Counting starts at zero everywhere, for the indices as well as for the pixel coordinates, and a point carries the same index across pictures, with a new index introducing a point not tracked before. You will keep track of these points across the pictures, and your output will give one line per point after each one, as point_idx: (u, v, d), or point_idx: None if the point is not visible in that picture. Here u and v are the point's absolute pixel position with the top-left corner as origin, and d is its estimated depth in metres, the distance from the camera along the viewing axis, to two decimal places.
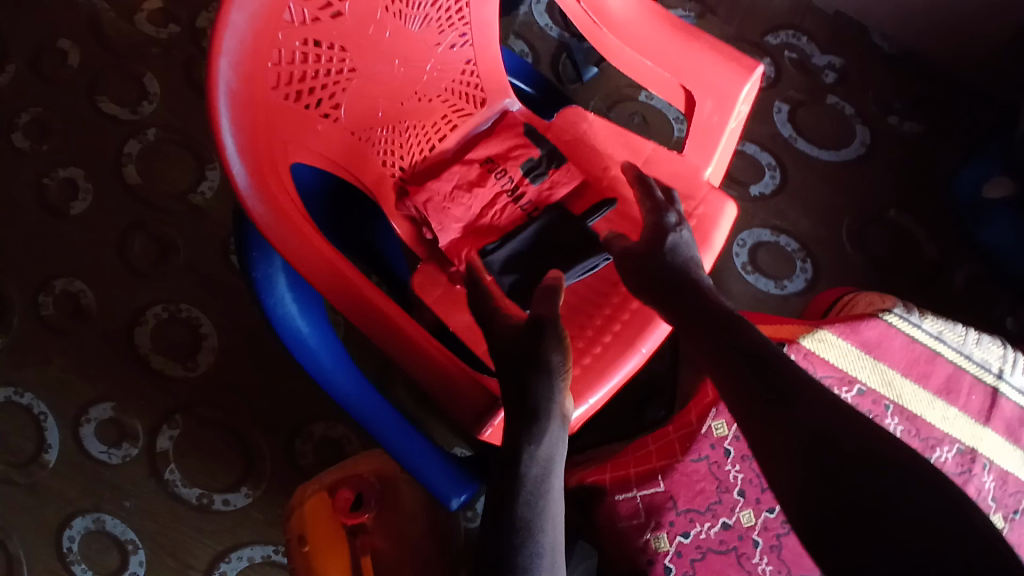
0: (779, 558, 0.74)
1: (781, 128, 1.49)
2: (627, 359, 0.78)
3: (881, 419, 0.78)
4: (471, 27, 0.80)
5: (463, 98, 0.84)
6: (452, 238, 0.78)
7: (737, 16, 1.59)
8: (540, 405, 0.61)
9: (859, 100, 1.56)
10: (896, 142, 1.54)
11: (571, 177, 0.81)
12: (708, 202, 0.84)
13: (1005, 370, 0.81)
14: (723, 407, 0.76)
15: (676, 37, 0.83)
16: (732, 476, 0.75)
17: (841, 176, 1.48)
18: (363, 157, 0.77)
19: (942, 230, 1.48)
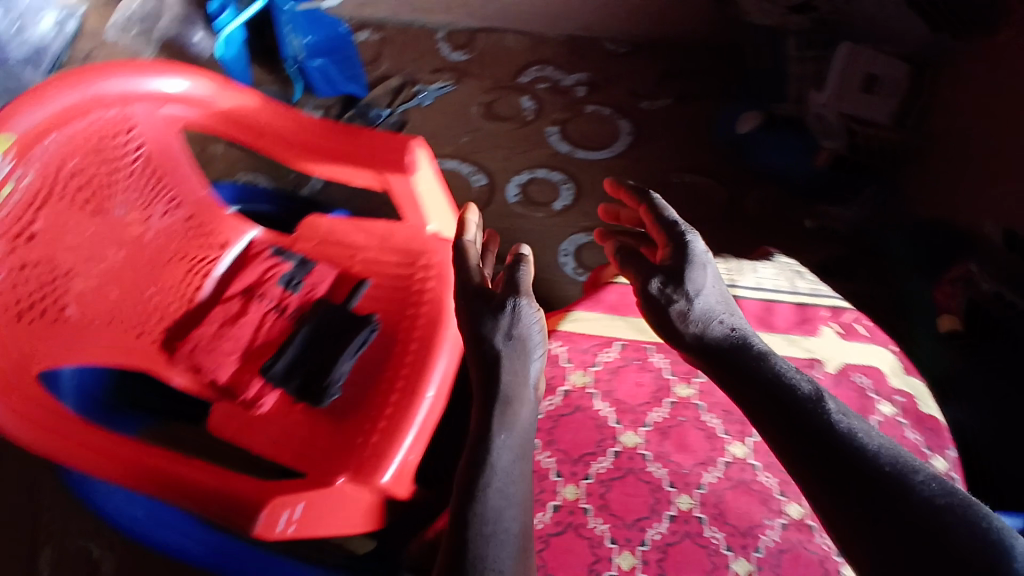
0: (611, 513, 0.81)
1: (560, 146, 1.71)
2: (417, 409, 0.89)
3: (647, 359, 0.96)
4: (173, 196, 1.12)
5: (199, 245, 1.12)
6: (230, 370, 1.00)
7: (487, 70, 1.80)
8: (510, 391, 0.75)
9: (612, 99, 1.80)
10: (655, 119, 1.78)
11: (323, 277, 1.07)
12: (432, 251, 1.05)
13: (735, 279, 1.01)
14: None
15: (338, 143, 1.07)
16: (546, 462, 0.86)
17: (622, 166, 1.70)
18: (123, 328, 1.02)
19: (721, 173, 1.72)
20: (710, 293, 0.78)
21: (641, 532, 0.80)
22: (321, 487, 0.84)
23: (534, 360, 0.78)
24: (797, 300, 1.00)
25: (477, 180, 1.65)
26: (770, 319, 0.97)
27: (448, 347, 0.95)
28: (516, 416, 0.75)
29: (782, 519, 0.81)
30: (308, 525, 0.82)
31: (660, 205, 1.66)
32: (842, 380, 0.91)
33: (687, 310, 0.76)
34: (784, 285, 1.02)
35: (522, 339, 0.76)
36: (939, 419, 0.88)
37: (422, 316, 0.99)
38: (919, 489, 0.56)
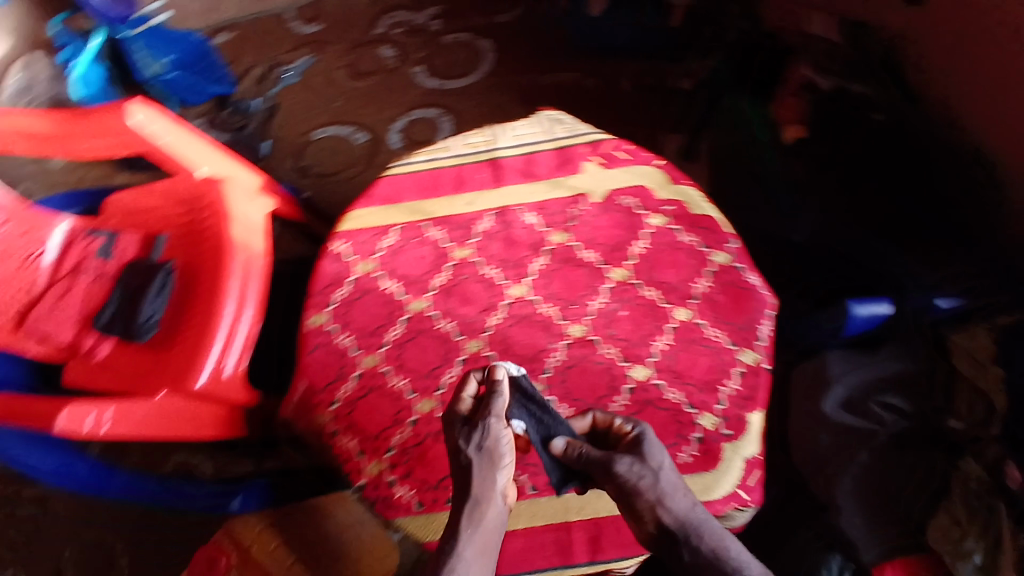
0: (408, 369, 0.78)
1: (429, 83, 1.74)
2: (218, 317, 0.78)
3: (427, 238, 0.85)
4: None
5: (22, 248, 0.91)
6: (72, 333, 0.84)
7: (342, 36, 1.85)
8: (479, 497, 0.65)
9: (468, 24, 1.82)
10: (512, 31, 1.80)
11: (132, 240, 0.87)
12: (209, 189, 0.84)
13: None
14: (309, 300, 0.81)
15: (69, 119, 0.85)
16: (344, 342, 0.80)
17: (491, 84, 1.73)
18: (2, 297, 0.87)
19: (589, 64, 1.74)
20: (658, 456, 0.65)
21: (437, 380, 0.77)
22: (142, 399, 0.75)
23: (497, 495, 0.66)
24: (555, 145, 0.88)
25: (359, 137, 1.70)
26: None
27: (241, 266, 0.82)
28: (484, 519, 0.65)
29: (566, 340, 0.77)
30: (128, 423, 0.75)
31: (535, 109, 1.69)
32: (609, 209, 0.84)
33: (653, 489, 0.63)
34: (541, 134, 0.89)
35: (495, 457, 0.66)
36: (718, 220, 0.83)
37: (203, 249, 0.83)
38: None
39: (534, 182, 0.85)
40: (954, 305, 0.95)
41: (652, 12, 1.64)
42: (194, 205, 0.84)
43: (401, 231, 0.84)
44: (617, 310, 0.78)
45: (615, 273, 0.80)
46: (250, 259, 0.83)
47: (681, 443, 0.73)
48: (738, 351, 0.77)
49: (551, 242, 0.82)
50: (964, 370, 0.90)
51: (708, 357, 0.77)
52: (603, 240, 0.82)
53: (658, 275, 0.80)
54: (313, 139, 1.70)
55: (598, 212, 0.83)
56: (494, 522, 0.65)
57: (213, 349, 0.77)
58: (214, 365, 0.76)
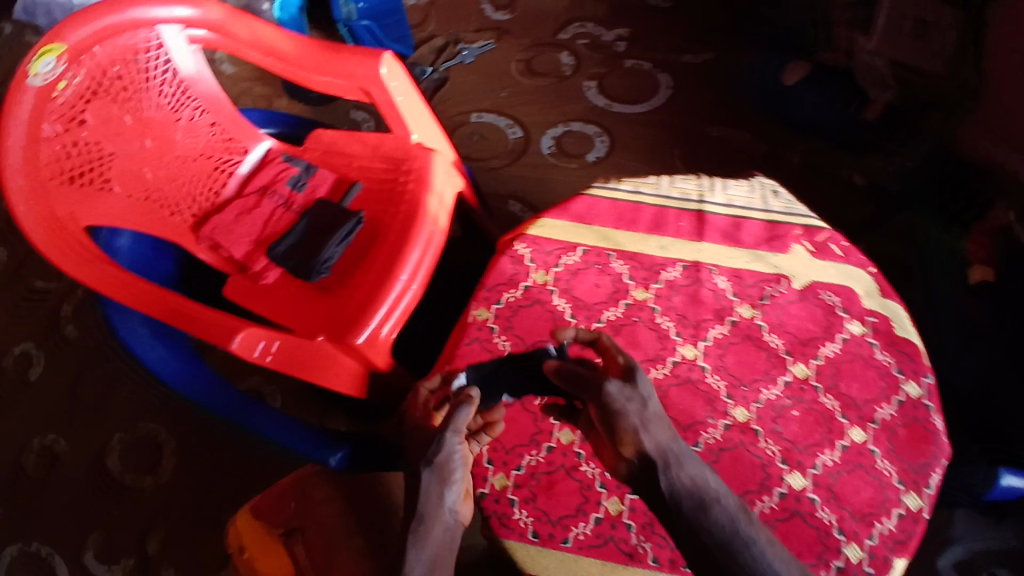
0: None
1: (596, 100, 1.71)
2: (388, 289, 0.77)
3: (608, 266, 0.80)
4: (200, 101, 1.06)
5: (223, 151, 1.08)
6: (246, 250, 0.85)
7: (528, 29, 1.84)
8: (423, 510, 0.62)
9: (653, 52, 1.77)
10: (695, 73, 1.74)
11: (325, 178, 0.88)
12: (418, 159, 0.84)
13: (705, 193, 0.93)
14: (477, 292, 0.81)
15: (315, 46, 0.84)
16: (501, 344, 0.77)
17: (657, 118, 1.68)
18: (186, 191, 1.04)
19: (763, 127, 1.67)
20: (646, 387, 0.62)
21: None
22: (302, 338, 0.76)
23: (446, 507, 0.63)
24: (768, 215, 0.84)
25: (513, 132, 1.70)
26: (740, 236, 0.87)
27: (425, 239, 0.81)
28: (435, 534, 0.62)
29: (728, 421, 0.73)
30: (285, 360, 0.77)
31: (694, 157, 1.63)
32: (802, 297, 0.79)
33: (635, 417, 0.60)
34: (755, 204, 0.85)
35: (446, 461, 0.64)
36: (918, 350, 0.78)
37: (395, 213, 0.82)
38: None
39: (735, 249, 0.82)
40: None
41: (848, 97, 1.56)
42: (397, 166, 0.85)
43: (588, 252, 0.82)
44: (789, 406, 0.74)
45: (796, 368, 0.76)
46: (435, 238, 0.82)
47: (822, 567, 0.67)
48: (905, 492, 0.70)
49: (738, 317, 0.78)
50: None
51: (871, 490, 0.70)
52: (790, 329, 0.77)
53: (841, 385, 0.75)
54: (470, 122, 1.72)
55: (793, 301, 0.79)
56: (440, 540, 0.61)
57: (377, 312, 0.75)
58: (373, 328, 0.75)
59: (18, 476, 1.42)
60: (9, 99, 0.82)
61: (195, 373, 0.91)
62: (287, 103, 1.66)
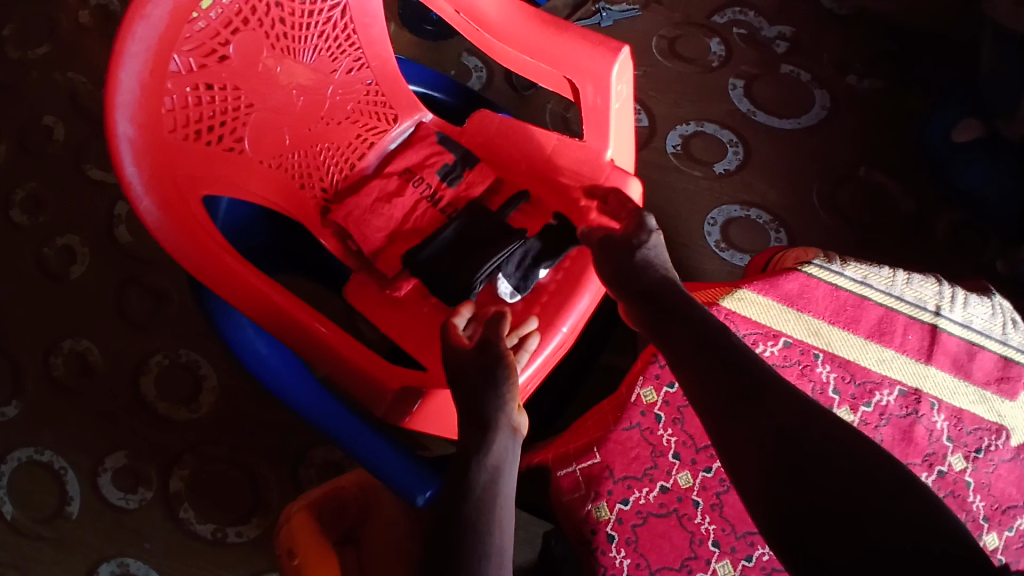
0: (720, 515, 0.80)
1: (739, 104, 1.52)
2: (547, 339, 0.83)
3: (812, 368, 0.84)
4: (362, 50, 0.92)
5: (373, 116, 0.96)
6: (376, 246, 0.88)
7: (680, 2, 1.62)
8: (488, 418, 0.66)
9: (813, 66, 1.58)
10: (854, 100, 1.55)
11: (483, 177, 0.93)
12: (610, 182, 0.89)
13: (942, 307, 0.85)
14: (649, 375, 0.85)
15: (543, 27, 0.86)
16: (665, 439, 0.83)
17: (803, 141, 1.50)
18: (319, 162, 0.92)
19: (916, 180, 1.48)
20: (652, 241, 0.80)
21: (749, 548, 0.79)
22: (432, 390, 0.77)
23: (507, 421, 0.67)
24: (1005, 351, 0.85)
25: (638, 119, 1.51)
26: (970, 365, 0.84)
27: (593, 288, 0.87)
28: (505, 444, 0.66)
29: None
30: (424, 415, 0.79)
31: (834, 197, 1.46)
32: (1008, 452, 0.82)
33: (645, 260, 0.78)
34: (992, 335, 0.85)
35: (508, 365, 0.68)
36: None
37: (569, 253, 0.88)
38: (876, 486, 0.55)
39: (957, 383, 0.84)
40: None
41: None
42: (580, 181, 0.91)
43: (808, 354, 0.84)
44: None
45: (991, 535, 0.79)
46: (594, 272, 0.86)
47: None
48: None
49: (946, 467, 0.80)
50: None
51: None
52: (994, 489, 0.80)
53: None
54: None
55: (1005, 462, 0.81)
56: (505, 444, 0.66)
57: (527, 369, 0.80)
58: (525, 386, 0.81)
59: (38, 375, 1.29)
60: (139, 2, 0.69)
61: (285, 367, 0.85)
62: (396, 28, 1.47)
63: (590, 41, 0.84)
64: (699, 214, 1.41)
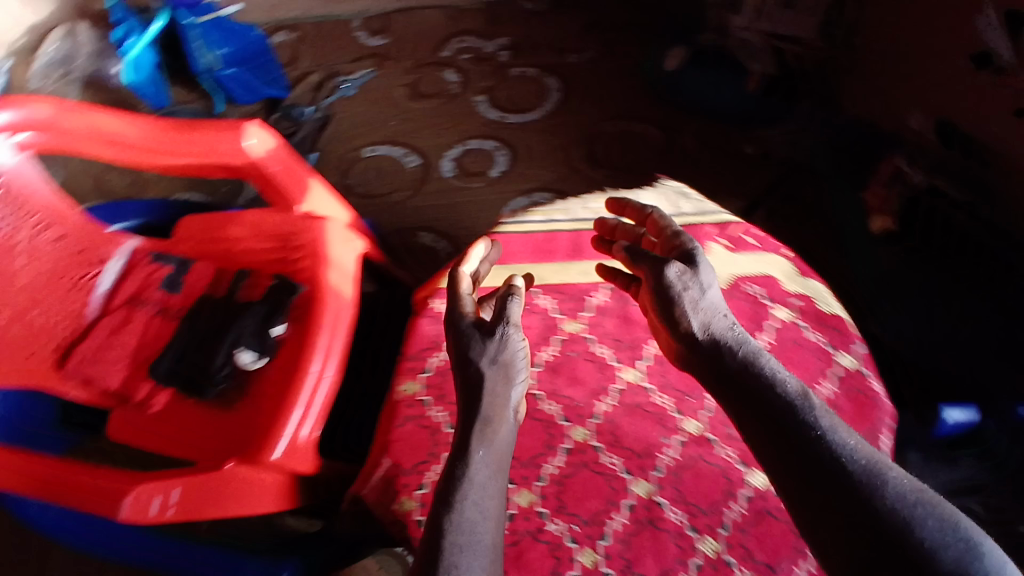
0: (513, 453, 0.80)
1: (489, 114, 1.70)
2: (302, 387, 0.82)
3: (534, 301, 0.94)
4: (38, 215, 1.06)
5: (81, 264, 1.04)
6: (120, 378, 0.92)
7: (407, 52, 1.80)
8: (491, 412, 0.72)
9: (537, 59, 1.80)
10: (580, 72, 1.77)
11: (201, 270, 1.00)
12: (308, 229, 0.96)
13: (612, 216, 1.05)
14: (408, 367, 0.85)
15: (178, 134, 1.01)
16: (438, 416, 0.81)
17: (553, 122, 1.70)
18: (41, 327, 0.97)
19: (654, 113, 1.71)
20: (706, 270, 0.79)
21: (539, 469, 0.78)
22: (206, 472, 0.79)
23: (510, 415, 0.73)
24: (679, 222, 1.03)
25: (410, 160, 1.64)
26: None
27: (334, 319, 0.87)
28: (495, 436, 0.71)
29: (679, 436, 0.80)
30: (189, 508, 0.78)
31: (598, 155, 1.65)
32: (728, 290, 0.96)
33: (692, 302, 0.77)
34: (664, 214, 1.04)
35: (508, 364, 0.74)
36: (842, 319, 0.94)
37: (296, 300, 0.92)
38: (906, 515, 0.54)
39: (643, 237, 0.91)
40: None
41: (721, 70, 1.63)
42: (291, 249, 0.97)
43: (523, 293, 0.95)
44: None
45: None
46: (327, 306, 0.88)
47: (797, 558, 0.72)
48: None
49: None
50: None
51: None
52: None
53: (784, 366, 0.88)
54: (363, 155, 1.64)
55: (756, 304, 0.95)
56: (505, 437, 0.71)
57: (295, 413, 0.81)
58: (294, 432, 0.81)
59: None
60: None
61: (88, 523, 0.87)
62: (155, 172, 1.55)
63: (220, 130, 0.99)
64: (492, 215, 1.55)
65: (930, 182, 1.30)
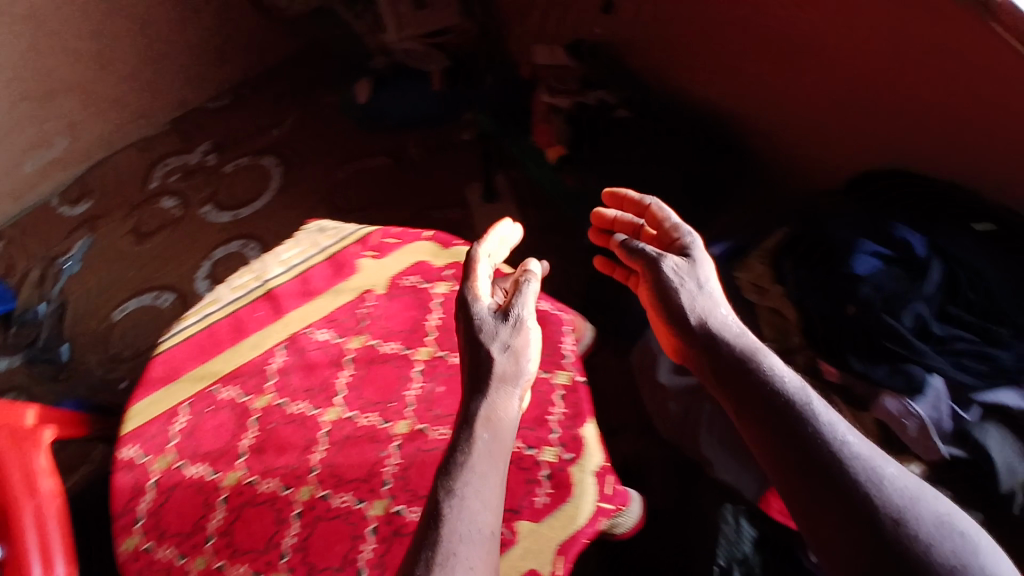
0: (253, 547, 0.70)
1: (223, 218, 1.69)
2: None
3: (217, 402, 0.80)
4: None
5: None
6: None
7: (117, 201, 1.76)
8: (490, 412, 0.66)
9: (245, 147, 1.80)
10: (289, 139, 1.79)
11: None
12: None
13: (263, 275, 0.88)
14: (116, 526, 0.72)
15: None
16: (162, 555, 0.70)
17: (286, 195, 1.71)
18: None
19: (372, 143, 1.77)
20: (704, 267, 0.74)
21: (278, 547, 0.70)
22: None
23: (514, 397, 0.69)
24: (324, 254, 0.88)
25: (165, 299, 1.58)
26: (308, 282, 0.86)
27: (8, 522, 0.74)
28: (502, 420, 0.67)
29: (395, 441, 0.75)
30: None
31: (339, 204, 1.68)
32: (398, 295, 0.84)
33: (689, 296, 0.71)
34: (308, 249, 0.89)
35: (520, 323, 0.72)
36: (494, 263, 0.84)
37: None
38: (891, 520, 0.50)
39: (644, 230, 0.84)
40: (725, 247, 1.03)
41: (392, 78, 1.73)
42: None
43: (195, 403, 0.80)
44: (433, 389, 0.78)
45: (421, 354, 0.80)
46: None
47: (532, 487, 0.72)
48: (550, 376, 0.79)
49: (385, 346, 0.81)
50: (752, 297, 0.95)
51: (531, 392, 0.77)
52: (396, 327, 0.82)
53: (456, 336, 0.80)
54: (117, 319, 1.57)
55: (438, 295, 0.83)
56: (507, 418, 0.67)
57: None
58: None
59: None
60: None
61: None
62: None
63: None
64: None
65: (595, 72, 1.33)
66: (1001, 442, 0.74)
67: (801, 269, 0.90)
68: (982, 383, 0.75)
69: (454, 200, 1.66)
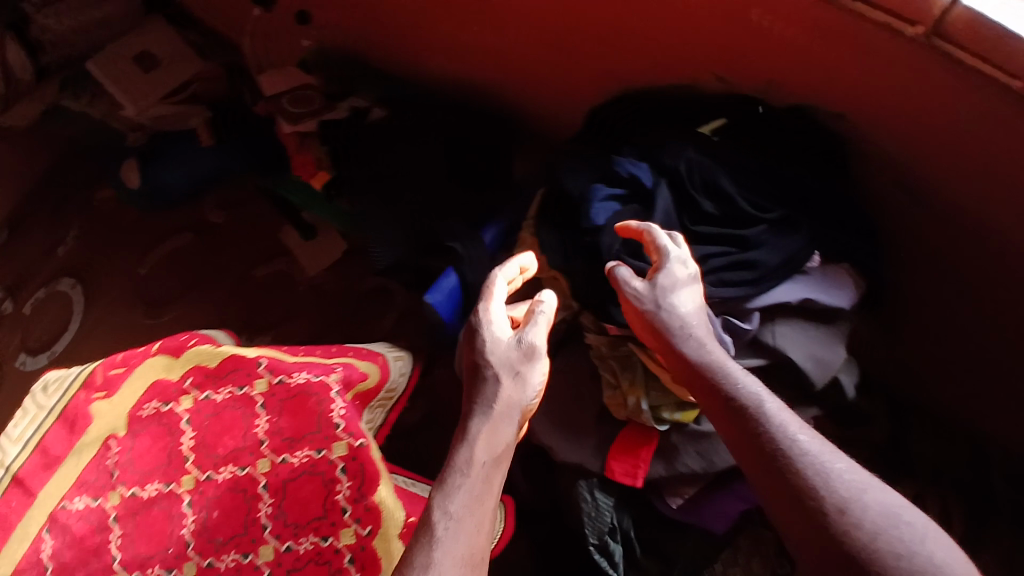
0: None
1: (41, 359, 1.48)
2: None
3: None
4: None
5: None
6: None
7: None
8: (488, 442, 0.67)
9: (29, 279, 1.55)
10: (79, 252, 1.57)
11: None
12: None
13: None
14: None
15: None
16: None
17: (99, 313, 1.50)
18: None
19: (167, 224, 1.58)
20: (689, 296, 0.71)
21: None
22: None
23: (512, 411, 0.69)
24: (52, 415, 0.79)
25: None
26: (52, 447, 0.77)
27: None
28: (501, 436, 0.68)
29: None
30: None
31: (156, 301, 1.50)
32: (143, 429, 0.78)
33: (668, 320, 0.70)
34: (34, 415, 0.80)
35: (533, 348, 0.72)
36: (234, 354, 0.78)
37: None
38: (839, 508, 0.53)
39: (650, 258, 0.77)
40: (496, 230, 0.98)
41: (168, 146, 1.49)
42: None
43: None
44: (208, 515, 0.72)
45: (185, 479, 0.75)
46: None
47: None
48: (327, 453, 0.72)
49: (145, 490, 0.75)
50: (533, 272, 0.92)
51: (309, 481, 0.71)
52: (152, 464, 0.77)
53: (217, 445, 0.75)
54: None
55: (185, 413, 0.78)
56: (507, 437, 0.68)
57: None
58: None
59: None
60: None
61: None
62: None
63: None
64: None
65: (339, 79, 1.21)
66: (782, 343, 0.75)
67: (556, 232, 0.86)
68: (750, 291, 0.73)
69: (274, 249, 1.50)
